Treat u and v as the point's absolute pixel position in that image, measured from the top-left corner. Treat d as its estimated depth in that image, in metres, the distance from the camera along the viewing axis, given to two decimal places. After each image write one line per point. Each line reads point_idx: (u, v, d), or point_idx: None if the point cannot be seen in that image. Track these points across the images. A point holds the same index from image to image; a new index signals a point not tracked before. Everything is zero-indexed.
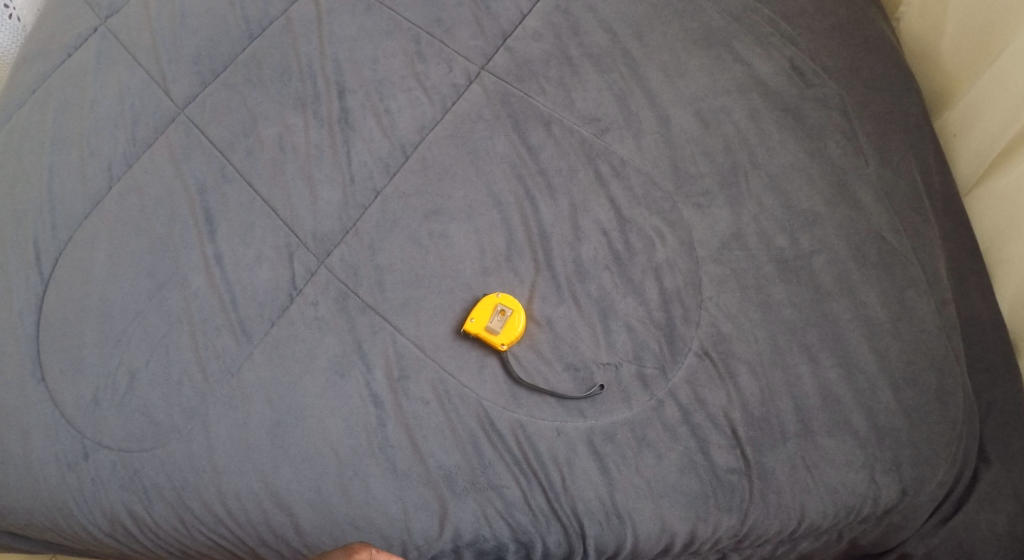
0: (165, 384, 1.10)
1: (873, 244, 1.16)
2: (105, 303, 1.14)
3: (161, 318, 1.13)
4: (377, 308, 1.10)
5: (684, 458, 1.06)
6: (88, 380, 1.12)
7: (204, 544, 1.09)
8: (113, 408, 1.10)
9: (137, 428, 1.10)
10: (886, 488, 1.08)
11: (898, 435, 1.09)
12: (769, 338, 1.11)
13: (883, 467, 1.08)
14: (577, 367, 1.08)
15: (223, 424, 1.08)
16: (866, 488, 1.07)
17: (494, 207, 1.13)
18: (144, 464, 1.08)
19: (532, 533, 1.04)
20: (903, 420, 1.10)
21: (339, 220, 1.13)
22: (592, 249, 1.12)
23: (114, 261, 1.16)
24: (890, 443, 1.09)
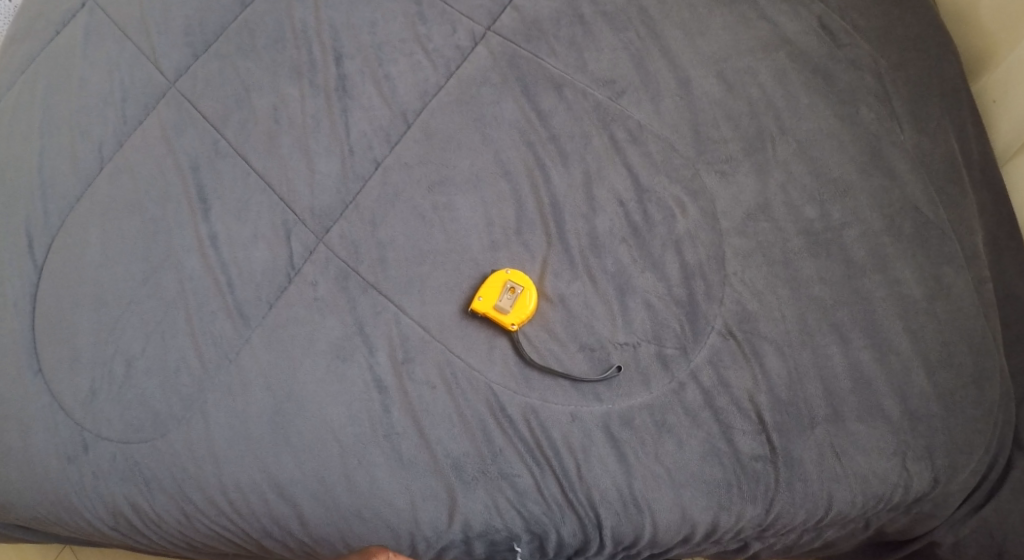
0: (163, 372, 1.05)
1: (907, 216, 1.08)
2: (100, 290, 1.09)
3: (157, 303, 1.07)
4: (380, 287, 1.03)
5: (707, 444, 1.00)
6: (85, 370, 1.06)
7: (207, 535, 1.05)
8: (111, 398, 1.05)
9: (135, 417, 1.04)
10: (918, 476, 1.01)
11: (932, 421, 1.02)
12: (797, 316, 1.04)
13: (915, 455, 1.02)
14: (593, 348, 1.01)
15: (222, 413, 1.02)
16: (896, 476, 1.01)
17: (503, 177, 1.07)
18: (145, 456, 1.03)
19: (546, 524, 0.99)
20: (938, 405, 1.03)
21: (338, 194, 1.06)
22: (608, 221, 1.05)
23: (108, 244, 1.10)
24: (923, 429, 1.02)
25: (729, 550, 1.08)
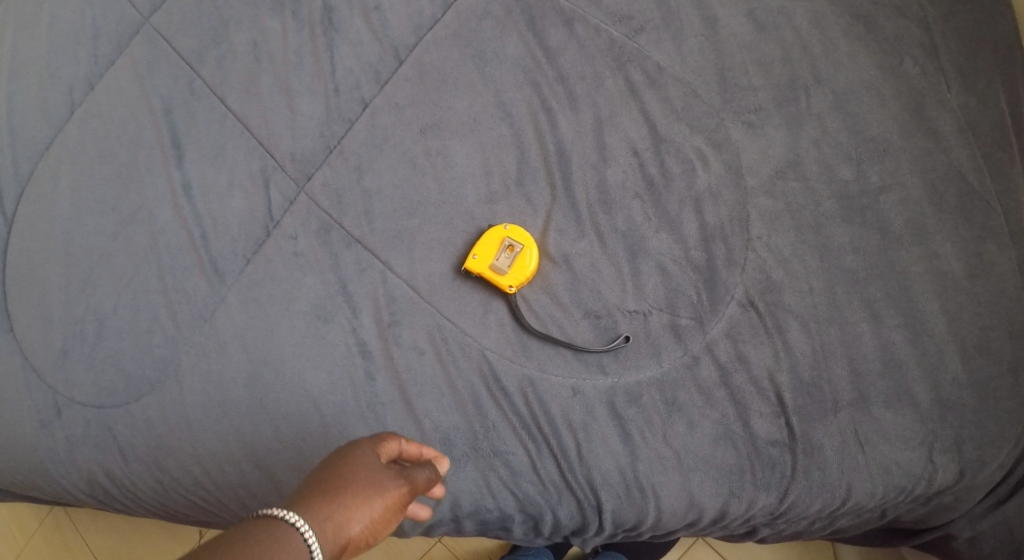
0: (134, 332, 0.96)
1: (951, 185, 0.98)
2: (69, 243, 1.00)
3: (129, 259, 0.98)
4: (365, 242, 0.94)
5: (720, 426, 0.91)
6: (56, 329, 0.98)
7: (184, 505, 0.97)
8: (82, 360, 0.97)
9: (107, 381, 0.96)
10: (943, 469, 0.92)
11: (964, 411, 0.93)
12: (825, 289, 0.94)
13: (942, 446, 0.92)
14: (599, 315, 0.92)
15: (197, 376, 0.93)
16: (921, 469, 0.92)
17: (503, 121, 0.96)
18: (118, 421, 0.95)
19: (541, 505, 0.90)
20: (972, 394, 0.93)
21: (321, 138, 0.96)
22: (620, 173, 0.95)
23: (79, 193, 1.01)
24: (954, 419, 0.93)
25: (736, 534, 0.99)
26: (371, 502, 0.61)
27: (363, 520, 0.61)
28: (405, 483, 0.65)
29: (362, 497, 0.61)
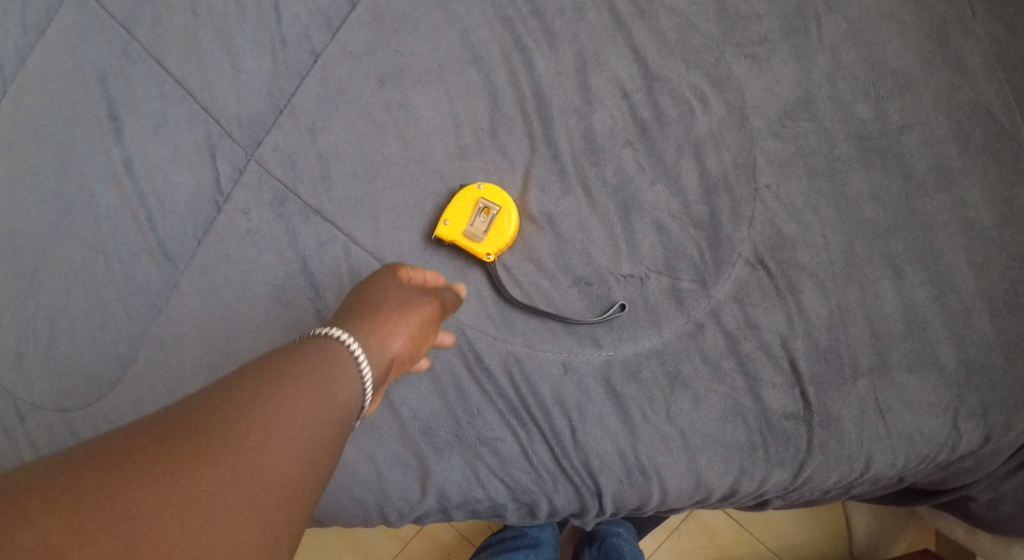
0: (89, 330, 0.85)
1: (978, 122, 0.87)
2: (10, 239, 0.86)
3: (73, 249, 0.85)
4: (324, 212, 0.83)
5: (729, 401, 0.81)
6: (7, 333, 0.85)
7: None
8: (39, 363, 0.85)
9: (65, 382, 0.85)
10: (968, 436, 0.83)
11: (992, 374, 0.83)
12: (842, 243, 0.84)
13: (967, 412, 0.83)
14: (590, 281, 0.82)
15: (159, 370, 0.83)
16: (944, 436, 0.83)
17: (473, 64, 0.84)
18: (83, 426, 0.84)
19: (536, 493, 0.80)
20: (1002, 355, 0.84)
21: (269, 97, 0.85)
22: (608, 118, 0.84)
23: (12, 181, 0.87)
24: (980, 382, 0.83)
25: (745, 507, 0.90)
26: (408, 317, 0.63)
27: (402, 334, 0.62)
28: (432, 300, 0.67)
29: (398, 315, 0.63)
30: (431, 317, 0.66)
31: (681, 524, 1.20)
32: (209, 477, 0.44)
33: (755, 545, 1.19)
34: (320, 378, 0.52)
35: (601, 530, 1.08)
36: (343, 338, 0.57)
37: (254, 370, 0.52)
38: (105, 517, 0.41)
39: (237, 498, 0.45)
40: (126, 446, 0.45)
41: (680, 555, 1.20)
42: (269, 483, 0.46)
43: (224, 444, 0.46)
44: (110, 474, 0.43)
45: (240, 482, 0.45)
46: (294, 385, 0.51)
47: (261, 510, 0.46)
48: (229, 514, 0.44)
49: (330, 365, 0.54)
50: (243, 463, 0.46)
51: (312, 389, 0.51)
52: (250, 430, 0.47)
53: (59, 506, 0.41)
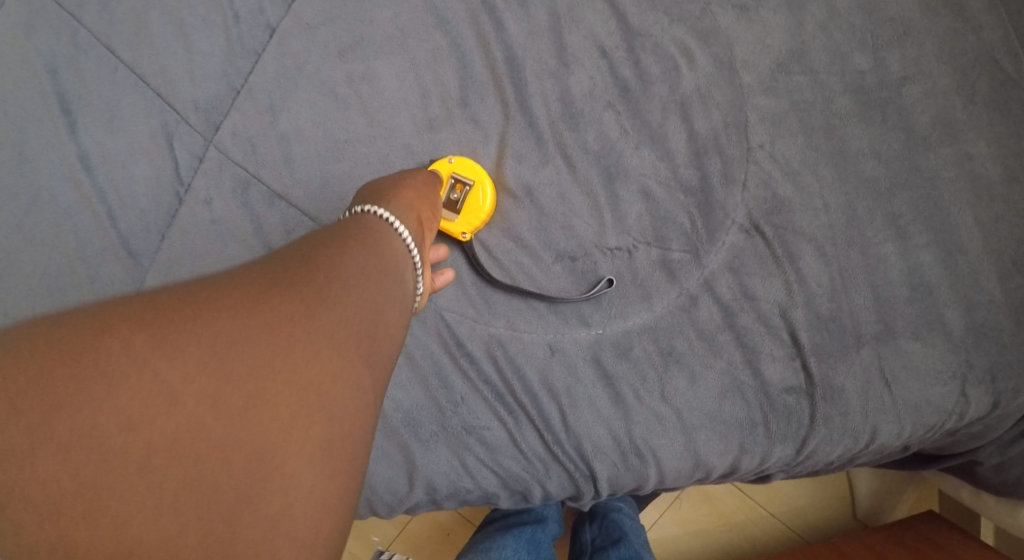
0: None
1: (983, 71, 0.82)
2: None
3: (22, 260, 0.75)
4: (290, 198, 0.77)
5: (727, 377, 0.77)
6: None
7: None
8: None
9: None
10: (976, 402, 0.80)
11: (1001, 338, 0.80)
12: (843, 204, 0.79)
13: (976, 377, 0.80)
14: (574, 256, 0.77)
15: None
16: (952, 404, 0.79)
17: (438, 28, 0.78)
18: None
19: (527, 481, 0.76)
20: (1011, 317, 0.80)
21: (225, 79, 0.77)
22: (586, 78, 0.79)
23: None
24: (988, 347, 0.80)
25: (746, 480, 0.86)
26: (410, 192, 0.65)
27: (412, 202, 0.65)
28: (422, 180, 0.69)
29: (403, 190, 0.65)
30: (414, 195, 0.66)
31: (682, 495, 1.19)
32: (288, 312, 0.46)
33: (757, 512, 1.19)
34: (361, 243, 0.55)
35: (601, 505, 1.03)
36: (376, 212, 0.59)
37: (310, 239, 0.54)
38: (192, 336, 0.43)
39: (317, 332, 0.46)
40: (201, 287, 0.46)
41: (683, 523, 1.19)
42: (343, 324, 0.48)
43: (296, 287, 0.48)
44: (191, 304, 0.44)
45: (317, 317, 0.47)
46: (340, 247, 0.53)
47: (344, 347, 0.48)
48: (312, 345, 0.46)
49: (366, 233, 0.56)
50: (318, 302, 0.48)
51: (355, 250, 0.53)
52: (319, 279, 0.49)
53: (145, 324, 0.42)
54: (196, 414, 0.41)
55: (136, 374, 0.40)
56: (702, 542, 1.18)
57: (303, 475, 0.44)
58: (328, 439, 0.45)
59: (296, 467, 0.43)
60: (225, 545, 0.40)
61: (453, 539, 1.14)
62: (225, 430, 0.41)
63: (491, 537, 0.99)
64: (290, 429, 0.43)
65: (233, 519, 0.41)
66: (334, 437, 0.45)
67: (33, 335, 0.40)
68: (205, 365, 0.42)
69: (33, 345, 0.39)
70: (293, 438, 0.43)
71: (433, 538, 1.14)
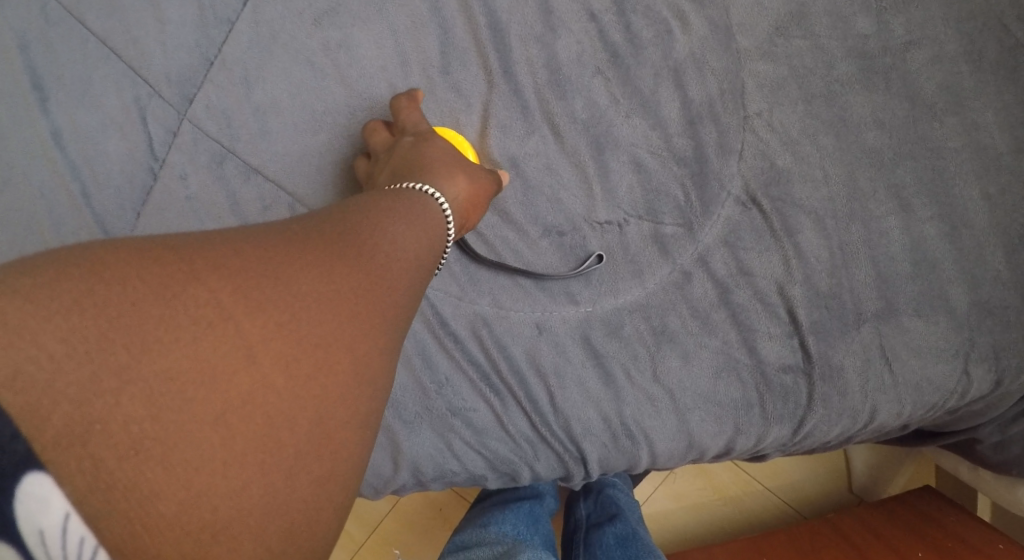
0: None
1: (992, 37, 0.81)
2: None
3: None
4: (265, 171, 0.73)
5: (721, 356, 0.74)
6: None
7: None
8: None
9: None
10: (978, 381, 0.77)
11: (1007, 315, 0.78)
12: (844, 176, 0.77)
13: (979, 355, 0.77)
14: (562, 230, 0.74)
15: None
16: (952, 382, 0.77)
17: None
18: None
19: (515, 463, 0.74)
20: (1017, 294, 0.78)
21: (198, 48, 0.73)
22: (573, 43, 0.76)
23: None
24: (994, 324, 0.77)
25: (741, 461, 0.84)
26: (464, 184, 0.62)
27: (461, 192, 0.62)
28: (476, 178, 0.65)
29: (460, 180, 0.62)
30: (469, 201, 0.63)
31: (678, 471, 1.17)
32: (356, 283, 0.46)
33: (754, 487, 1.17)
34: (421, 218, 0.55)
35: (597, 481, 1.02)
36: (430, 192, 0.58)
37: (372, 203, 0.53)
38: (271, 295, 0.42)
39: (379, 306, 0.47)
40: (278, 240, 0.46)
41: (678, 498, 1.17)
42: (400, 303, 0.49)
43: (365, 258, 0.48)
44: (270, 260, 0.44)
45: (378, 290, 0.47)
46: (404, 220, 0.53)
47: (393, 326, 0.48)
48: (371, 318, 0.46)
49: (424, 208, 0.56)
50: (380, 275, 0.48)
51: (416, 226, 0.54)
52: (383, 251, 0.49)
53: (228, 276, 0.42)
54: (268, 376, 0.41)
55: (218, 328, 0.40)
56: (699, 517, 1.16)
57: (350, 448, 0.44)
58: (371, 415, 0.46)
59: (345, 442, 0.44)
60: (281, 508, 0.40)
61: (447, 514, 1.13)
62: (293, 394, 0.41)
63: (489, 512, 0.97)
64: (347, 402, 0.44)
65: (291, 484, 0.41)
66: (377, 418, 0.46)
67: (118, 268, 0.39)
68: (282, 329, 0.42)
69: (120, 281, 0.39)
70: (348, 411, 0.44)
71: (428, 513, 1.13)
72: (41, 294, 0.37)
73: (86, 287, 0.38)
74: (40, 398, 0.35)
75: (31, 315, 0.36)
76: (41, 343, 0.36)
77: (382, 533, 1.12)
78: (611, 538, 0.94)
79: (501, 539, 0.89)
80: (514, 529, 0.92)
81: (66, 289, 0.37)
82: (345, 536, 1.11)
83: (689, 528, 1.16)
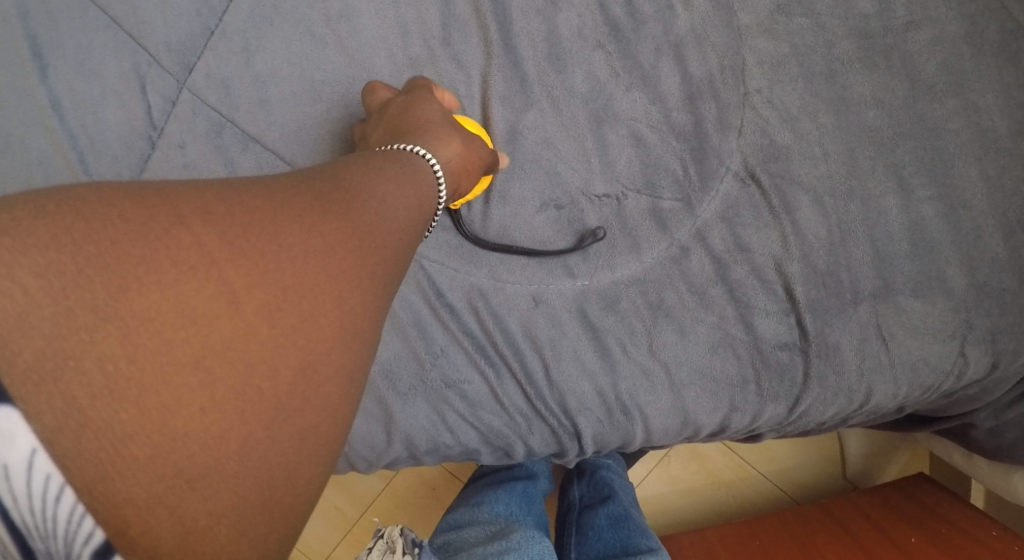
0: None
1: (992, 20, 0.81)
2: None
3: None
4: (264, 141, 0.73)
5: (717, 332, 0.75)
6: None
7: None
8: None
9: None
10: (975, 363, 0.78)
11: (1004, 297, 0.78)
12: (842, 153, 0.77)
13: (976, 337, 0.78)
14: (560, 204, 0.74)
15: None
16: (948, 363, 0.77)
17: None
18: None
19: (509, 437, 0.75)
20: (1014, 277, 0.78)
21: (198, 16, 0.72)
22: (575, 17, 0.76)
23: None
24: (991, 306, 0.78)
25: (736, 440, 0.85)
26: (457, 152, 0.63)
27: (454, 158, 0.62)
28: (471, 149, 0.65)
29: (452, 147, 0.62)
30: (460, 166, 0.63)
31: (671, 454, 1.18)
32: (342, 237, 0.47)
33: (747, 471, 1.18)
34: (409, 180, 0.55)
35: (590, 462, 1.03)
36: (414, 148, 0.59)
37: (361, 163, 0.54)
38: (256, 243, 0.42)
39: (364, 263, 0.48)
40: (264, 191, 0.46)
41: (672, 481, 1.18)
42: (384, 261, 0.49)
43: (351, 214, 0.48)
44: (256, 209, 0.44)
45: (364, 246, 0.48)
46: (391, 181, 0.54)
47: (379, 282, 0.49)
48: (356, 274, 0.47)
49: (414, 169, 0.57)
50: (367, 231, 0.48)
51: (404, 187, 0.54)
52: (371, 209, 0.50)
53: (213, 222, 0.42)
54: (251, 324, 0.41)
55: (202, 272, 0.40)
56: (692, 500, 1.18)
57: (332, 402, 0.44)
58: (353, 370, 0.46)
59: (326, 397, 0.44)
60: (259, 459, 0.40)
61: (439, 494, 1.14)
62: (274, 343, 0.42)
63: (481, 491, 0.98)
64: (330, 355, 0.44)
65: (270, 434, 0.41)
66: (358, 375, 0.47)
67: (100, 208, 0.39)
68: (266, 277, 0.42)
69: (100, 220, 0.39)
70: (331, 366, 0.44)
71: (421, 493, 1.14)
72: (19, 227, 0.37)
73: (65, 223, 0.38)
74: (16, 333, 0.35)
75: (8, 247, 0.36)
76: (17, 277, 0.35)
77: (375, 510, 1.13)
78: (604, 519, 0.95)
79: (495, 520, 0.91)
80: (507, 510, 0.93)
81: (44, 224, 0.37)
82: (337, 511, 1.13)
83: (682, 510, 1.18)
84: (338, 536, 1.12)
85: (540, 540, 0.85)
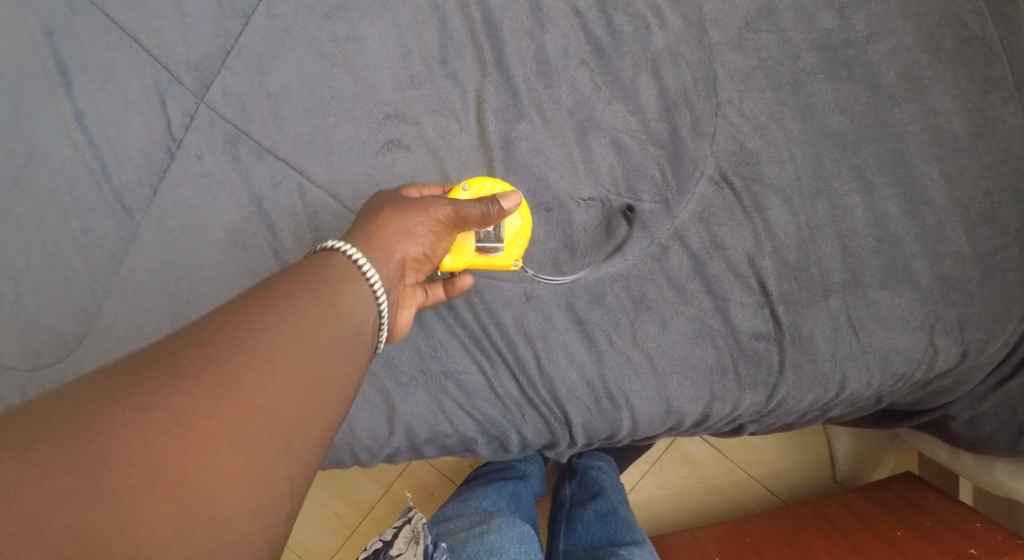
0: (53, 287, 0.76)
1: (950, 31, 0.87)
2: None
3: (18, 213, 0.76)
4: (276, 151, 0.79)
5: (697, 323, 0.82)
6: None
7: None
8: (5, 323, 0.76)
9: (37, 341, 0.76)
10: (945, 351, 0.84)
11: (968, 287, 0.85)
12: (809, 157, 0.84)
13: (944, 327, 0.84)
14: (550, 207, 0.81)
15: (121, 327, 0.76)
16: (920, 352, 0.84)
17: None
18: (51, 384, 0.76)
19: (504, 426, 0.81)
20: (976, 268, 0.85)
21: (215, 38, 0.78)
22: (561, 37, 0.82)
23: None
24: (956, 296, 0.85)
25: (723, 432, 0.92)
26: (406, 230, 0.63)
27: (405, 237, 0.63)
28: (428, 218, 0.65)
29: (400, 228, 0.63)
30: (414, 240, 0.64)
31: (663, 455, 1.25)
32: (195, 414, 0.45)
33: (739, 474, 1.25)
34: (318, 304, 0.53)
35: (582, 464, 1.10)
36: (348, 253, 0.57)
37: (270, 296, 0.52)
38: (93, 441, 0.43)
39: (233, 426, 0.46)
40: (120, 376, 0.46)
41: (665, 484, 1.25)
42: (261, 415, 0.47)
43: (217, 377, 0.47)
44: (103, 400, 0.45)
45: (230, 405, 0.46)
46: (288, 314, 0.51)
47: (256, 445, 0.47)
48: (218, 444, 0.45)
49: (328, 287, 0.54)
50: (232, 392, 0.47)
51: (306, 317, 0.52)
52: (246, 360, 0.48)
53: (50, 429, 0.43)
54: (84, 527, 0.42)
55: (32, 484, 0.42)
56: (686, 505, 1.24)
57: None
58: (223, 539, 0.45)
59: None
60: None
61: (436, 500, 1.20)
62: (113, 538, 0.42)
63: (474, 488, 1.05)
64: (183, 536, 0.44)
65: None
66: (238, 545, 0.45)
67: None
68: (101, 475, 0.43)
69: None
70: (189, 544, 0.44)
71: (420, 499, 1.20)
72: None
73: None
74: None
75: None
76: None
77: (373, 517, 1.20)
78: (593, 514, 1.02)
79: (479, 512, 0.97)
80: (493, 506, 0.99)
81: None
82: (339, 520, 1.20)
83: (676, 511, 1.25)
84: (338, 543, 1.20)
85: (520, 526, 0.91)
